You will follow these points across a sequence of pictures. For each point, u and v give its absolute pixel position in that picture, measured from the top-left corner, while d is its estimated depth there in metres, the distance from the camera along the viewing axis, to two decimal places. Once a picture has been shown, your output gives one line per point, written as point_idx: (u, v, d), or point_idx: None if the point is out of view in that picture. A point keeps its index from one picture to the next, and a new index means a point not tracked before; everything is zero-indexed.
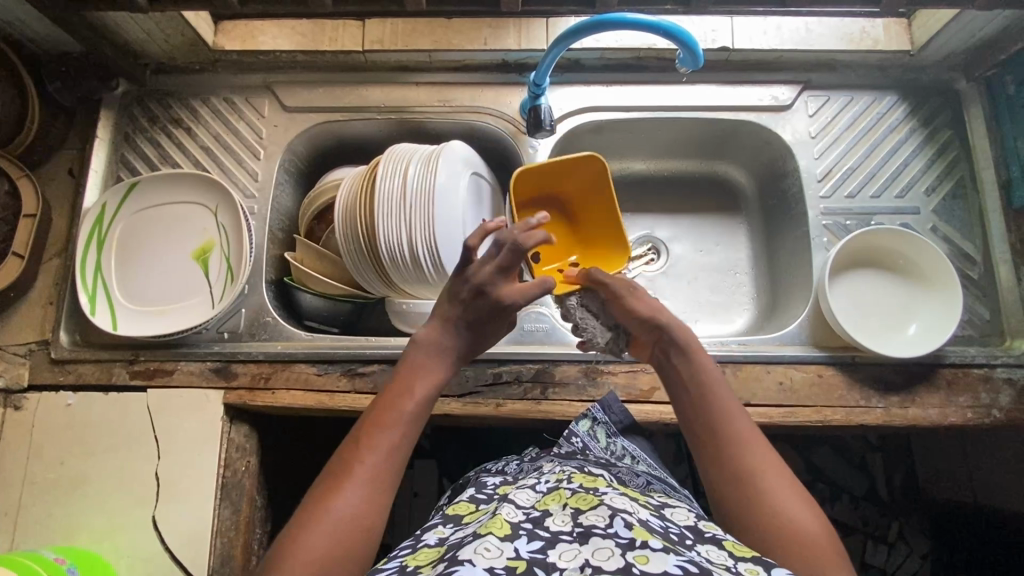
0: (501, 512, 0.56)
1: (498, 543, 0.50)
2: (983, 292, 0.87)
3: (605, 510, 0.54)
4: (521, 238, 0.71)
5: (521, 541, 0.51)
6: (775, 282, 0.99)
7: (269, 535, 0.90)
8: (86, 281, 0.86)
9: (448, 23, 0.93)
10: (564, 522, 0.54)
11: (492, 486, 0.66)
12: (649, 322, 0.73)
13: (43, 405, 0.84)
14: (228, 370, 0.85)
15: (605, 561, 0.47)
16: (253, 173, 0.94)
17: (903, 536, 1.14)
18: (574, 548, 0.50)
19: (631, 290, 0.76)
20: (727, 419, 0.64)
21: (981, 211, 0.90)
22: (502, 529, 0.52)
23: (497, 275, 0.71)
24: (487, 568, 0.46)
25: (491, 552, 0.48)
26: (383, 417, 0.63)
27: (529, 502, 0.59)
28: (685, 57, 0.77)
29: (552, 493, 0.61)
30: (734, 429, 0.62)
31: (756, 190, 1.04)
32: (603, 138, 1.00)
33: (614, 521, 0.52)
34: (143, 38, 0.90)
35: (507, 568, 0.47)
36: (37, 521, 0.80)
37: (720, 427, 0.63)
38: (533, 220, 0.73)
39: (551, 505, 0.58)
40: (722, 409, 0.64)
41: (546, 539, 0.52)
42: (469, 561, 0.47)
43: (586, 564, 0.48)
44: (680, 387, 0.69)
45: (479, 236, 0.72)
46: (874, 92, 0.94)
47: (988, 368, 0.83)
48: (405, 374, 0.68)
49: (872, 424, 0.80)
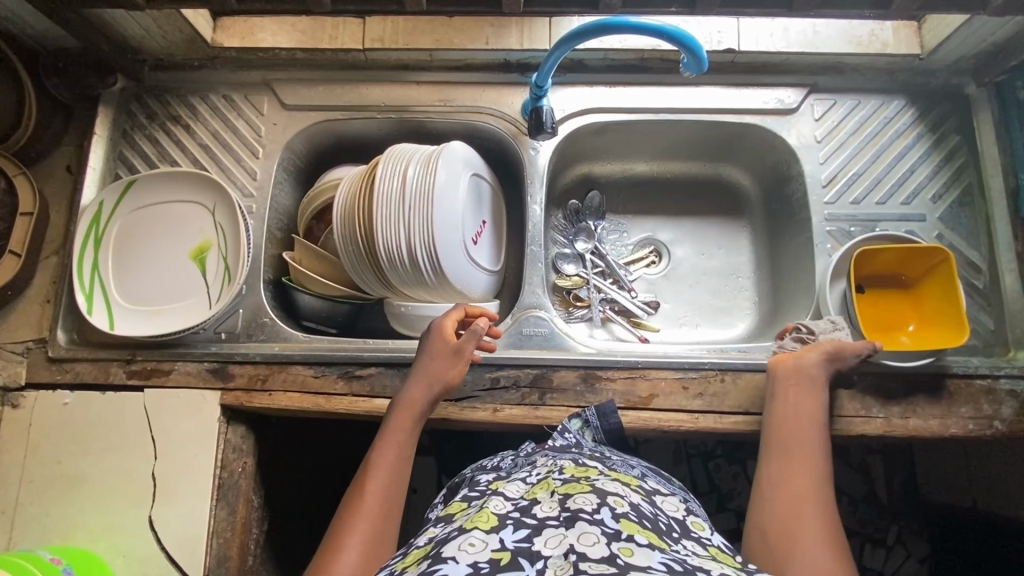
0: (489, 506, 0.55)
1: (483, 536, 0.50)
2: (988, 301, 0.86)
3: (593, 496, 0.54)
4: (473, 330, 0.77)
5: (507, 532, 0.51)
6: (777, 288, 0.98)
7: (265, 535, 0.90)
8: (83, 279, 0.86)
9: (449, 21, 0.92)
10: (552, 508, 0.53)
11: (484, 483, 0.65)
12: (813, 350, 0.76)
13: (40, 403, 0.84)
14: (224, 371, 0.85)
15: (590, 548, 0.47)
16: (252, 172, 0.93)
17: (901, 539, 1.14)
18: (559, 534, 0.49)
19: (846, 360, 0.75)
20: (792, 428, 0.72)
21: (989, 219, 0.89)
22: (488, 522, 0.52)
23: (446, 344, 0.77)
24: (470, 564, 0.46)
25: (475, 547, 0.48)
26: (370, 472, 0.67)
27: (518, 493, 0.58)
28: (689, 62, 0.76)
29: (541, 483, 0.59)
30: (792, 449, 0.69)
31: (759, 193, 1.03)
32: (606, 139, 0.99)
33: (602, 509, 0.52)
34: (142, 34, 0.89)
35: (491, 562, 0.47)
36: (35, 520, 0.80)
37: (788, 433, 0.71)
38: (462, 308, 0.80)
39: (539, 494, 0.57)
40: (793, 420, 0.72)
41: (532, 526, 0.51)
42: (453, 559, 0.47)
43: (571, 551, 0.47)
44: (774, 383, 0.76)
45: (446, 316, 0.79)
46: (881, 96, 0.93)
47: (991, 379, 0.82)
48: (380, 433, 0.72)
49: (871, 435, 0.80)
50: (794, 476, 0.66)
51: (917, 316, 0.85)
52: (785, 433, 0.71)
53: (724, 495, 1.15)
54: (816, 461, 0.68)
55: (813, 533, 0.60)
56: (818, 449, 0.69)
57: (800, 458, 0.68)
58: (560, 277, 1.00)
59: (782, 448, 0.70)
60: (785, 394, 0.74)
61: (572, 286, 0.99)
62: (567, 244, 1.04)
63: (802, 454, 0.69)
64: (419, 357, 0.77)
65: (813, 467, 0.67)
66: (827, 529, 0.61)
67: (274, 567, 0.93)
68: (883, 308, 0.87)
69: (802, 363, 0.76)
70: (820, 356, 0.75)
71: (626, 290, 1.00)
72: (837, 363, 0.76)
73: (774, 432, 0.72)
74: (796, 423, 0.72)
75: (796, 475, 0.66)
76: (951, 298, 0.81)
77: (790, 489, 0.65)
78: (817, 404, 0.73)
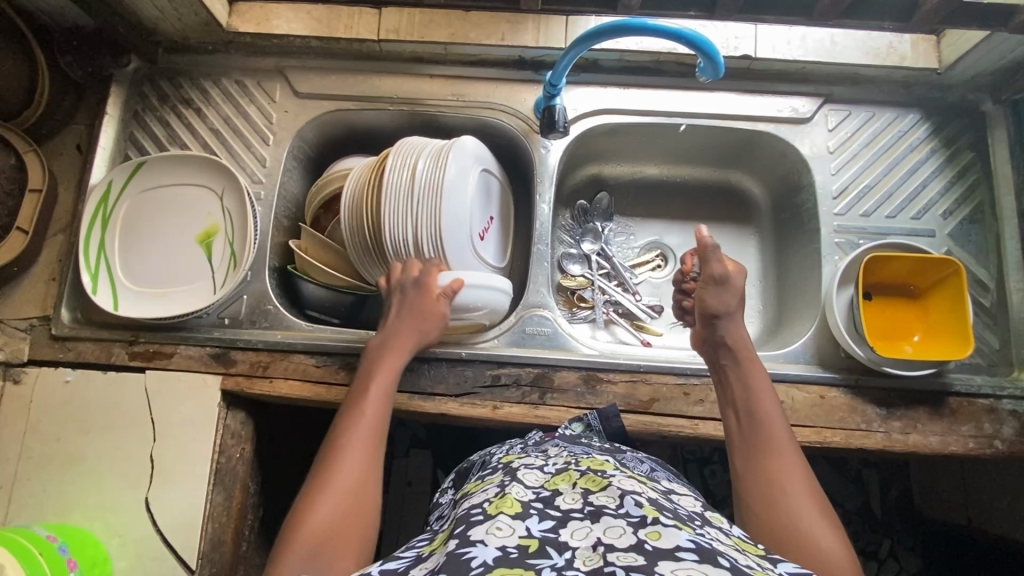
0: (511, 491, 0.55)
1: (510, 521, 0.50)
2: (993, 320, 0.86)
3: (615, 491, 0.53)
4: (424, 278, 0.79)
5: (532, 520, 0.51)
6: (782, 297, 0.98)
7: (259, 521, 0.91)
8: (89, 259, 0.86)
9: (465, 15, 0.91)
10: (574, 500, 0.54)
11: (495, 462, 0.68)
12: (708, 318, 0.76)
13: (41, 380, 0.84)
14: (227, 357, 0.85)
15: (617, 539, 0.47)
16: (261, 158, 0.93)
17: (895, 555, 1.13)
18: (586, 526, 0.50)
19: (724, 282, 0.76)
20: (754, 406, 0.70)
21: (999, 238, 0.88)
22: (513, 508, 0.52)
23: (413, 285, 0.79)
24: (499, 548, 0.47)
25: (503, 532, 0.49)
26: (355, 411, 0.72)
27: (537, 483, 0.58)
28: (705, 67, 0.75)
29: (561, 474, 0.59)
30: (762, 426, 0.68)
31: (768, 201, 1.03)
32: (617, 140, 0.98)
33: (625, 501, 0.51)
34: (156, 16, 0.88)
35: (519, 547, 0.47)
36: (31, 496, 0.81)
37: (750, 411, 0.70)
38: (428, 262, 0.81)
39: (560, 485, 0.57)
40: (754, 396, 0.71)
41: (557, 518, 0.51)
42: (482, 542, 0.47)
43: (599, 543, 0.47)
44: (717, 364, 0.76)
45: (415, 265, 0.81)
46: (896, 109, 0.92)
47: (993, 400, 0.82)
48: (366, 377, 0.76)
49: (871, 450, 0.79)
50: (775, 473, 0.64)
51: (924, 327, 0.85)
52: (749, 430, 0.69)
53: (718, 501, 1.15)
54: (786, 439, 0.67)
55: (806, 525, 0.59)
56: (786, 430, 0.68)
57: (770, 435, 0.67)
58: (565, 277, 0.99)
59: (750, 425, 0.69)
60: (735, 371, 0.74)
61: (577, 287, 0.98)
62: (574, 243, 1.03)
63: (774, 443, 0.67)
64: (404, 305, 0.78)
65: (786, 443, 0.67)
66: (815, 503, 0.61)
67: (267, 554, 0.93)
68: (888, 316, 0.86)
69: (713, 335, 0.76)
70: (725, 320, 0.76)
71: (631, 293, 0.99)
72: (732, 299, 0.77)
73: (739, 415, 0.71)
74: (756, 417, 0.69)
75: (772, 454, 0.66)
76: (958, 309, 0.80)
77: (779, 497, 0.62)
78: (763, 372, 0.73)
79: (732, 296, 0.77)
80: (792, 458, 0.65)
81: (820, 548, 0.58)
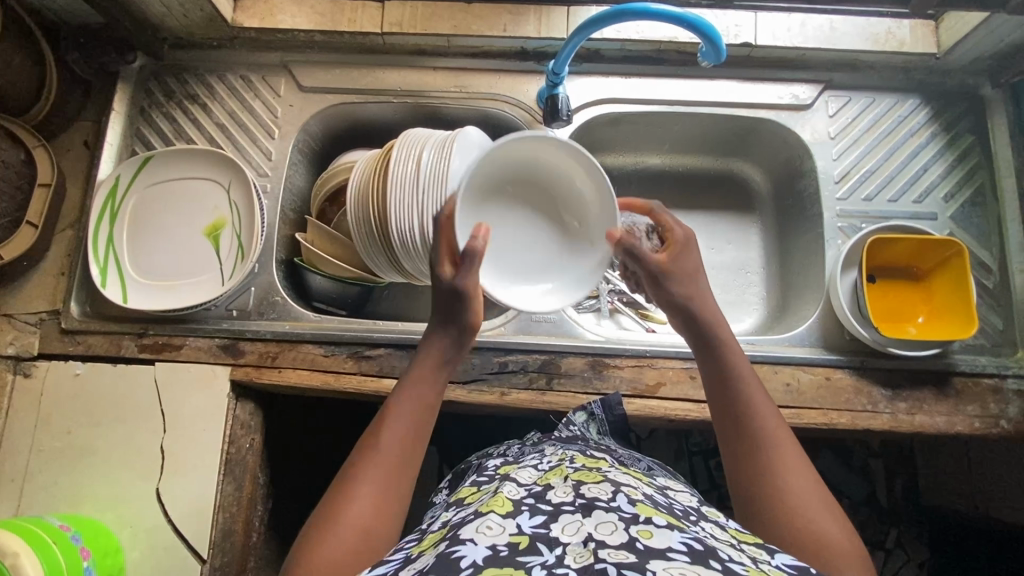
0: (502, 491, 0.56)
1: (500, 521, 0.50)
2: (997, 302, 0.86)
3: (607, 486, 0.55)
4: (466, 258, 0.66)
5: (523, 517, 0.51)
6: (786, 284, 0.98)
7: (268, 513, 0.91)
8: (98, 253, 0.87)
9: (468, 8, 0.93)
10: (565, 494, 0.54)
11: (493, 468, 0.67)
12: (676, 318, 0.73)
13: (51, 374, 0.84)
14: (235, 348, 0.85)
15: (609, 535, 0.47)
16: (267, 152, 0.94)
17: (901, 543, 1.14)
18: (576, 520, 0.50)
19: (661, 270, 0.72)
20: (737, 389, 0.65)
21: (1000, 220, 0.89)
22: (504, 506, 0.52)
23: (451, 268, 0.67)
24: (490, 547, 0.47)
25: (493, 531, 0.49)
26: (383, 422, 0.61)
27: (530, 480, 0.59)
28: (707, 51, 0.76)
29: (554, 469, 0.60)
30: (748, 411, 0.63)
31: (770, 189, 1.03)
32: (619, 130, 0.99)
33: (617, 497, 0.53)
34: (162, 12, 0.89)
35: (509, 545, 0.47)
36: (44, 488, 0.81)
37: (734, 395, 0.65)
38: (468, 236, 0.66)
39: (552, 480, 0.58)
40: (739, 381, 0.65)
41: (548, 513, 0.52)
42: (472, 541, 0.47)
43: (590, 538, 0.47)
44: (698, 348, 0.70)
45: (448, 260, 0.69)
46: (896, 94, 0.93)
47: (998, 379, 0.82)
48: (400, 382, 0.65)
49: (877, 431, 0.80)
50: (767, 462, 0.60)
51: (928, 308, 0.85)
52: (736, 414, 0.63)
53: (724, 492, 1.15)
54: (775, 422, 0.63)
55: (807, 518, 0.56)
56: (772, 413, 0.63)
57: (757, 419, 0.62)
58: None
59: (735, 413, 0.64)
60: (714, 355, 0.68)
61: None
62: None
63: (763, 427, 0.62)
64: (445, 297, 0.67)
65: (774, 426, 0.62)
66: (813, 491, 0.57)
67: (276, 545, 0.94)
68: (892, 298, 0.87)
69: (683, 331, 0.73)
70: (682, 312, 0.72)
71: None
72: (677, 285, 0.72)
73: (724, 402, 0.65)
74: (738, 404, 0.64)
75: (761, 441, 0.61)
76: (963, 288, 0.80)
77: (784, 490, 0.57)
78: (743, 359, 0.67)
79: (686, 283, 0.72)
80: (783, 443, 0.61)
81: (822, 541, 0.54)
